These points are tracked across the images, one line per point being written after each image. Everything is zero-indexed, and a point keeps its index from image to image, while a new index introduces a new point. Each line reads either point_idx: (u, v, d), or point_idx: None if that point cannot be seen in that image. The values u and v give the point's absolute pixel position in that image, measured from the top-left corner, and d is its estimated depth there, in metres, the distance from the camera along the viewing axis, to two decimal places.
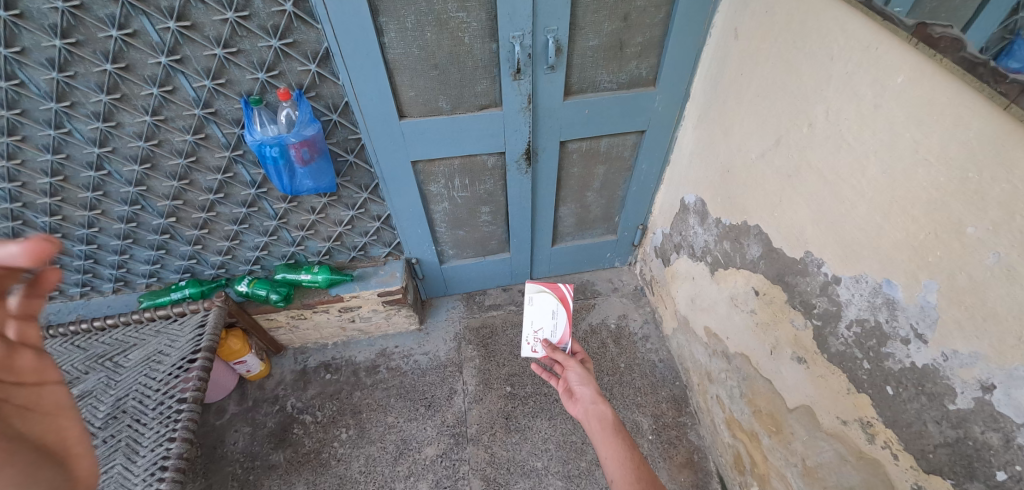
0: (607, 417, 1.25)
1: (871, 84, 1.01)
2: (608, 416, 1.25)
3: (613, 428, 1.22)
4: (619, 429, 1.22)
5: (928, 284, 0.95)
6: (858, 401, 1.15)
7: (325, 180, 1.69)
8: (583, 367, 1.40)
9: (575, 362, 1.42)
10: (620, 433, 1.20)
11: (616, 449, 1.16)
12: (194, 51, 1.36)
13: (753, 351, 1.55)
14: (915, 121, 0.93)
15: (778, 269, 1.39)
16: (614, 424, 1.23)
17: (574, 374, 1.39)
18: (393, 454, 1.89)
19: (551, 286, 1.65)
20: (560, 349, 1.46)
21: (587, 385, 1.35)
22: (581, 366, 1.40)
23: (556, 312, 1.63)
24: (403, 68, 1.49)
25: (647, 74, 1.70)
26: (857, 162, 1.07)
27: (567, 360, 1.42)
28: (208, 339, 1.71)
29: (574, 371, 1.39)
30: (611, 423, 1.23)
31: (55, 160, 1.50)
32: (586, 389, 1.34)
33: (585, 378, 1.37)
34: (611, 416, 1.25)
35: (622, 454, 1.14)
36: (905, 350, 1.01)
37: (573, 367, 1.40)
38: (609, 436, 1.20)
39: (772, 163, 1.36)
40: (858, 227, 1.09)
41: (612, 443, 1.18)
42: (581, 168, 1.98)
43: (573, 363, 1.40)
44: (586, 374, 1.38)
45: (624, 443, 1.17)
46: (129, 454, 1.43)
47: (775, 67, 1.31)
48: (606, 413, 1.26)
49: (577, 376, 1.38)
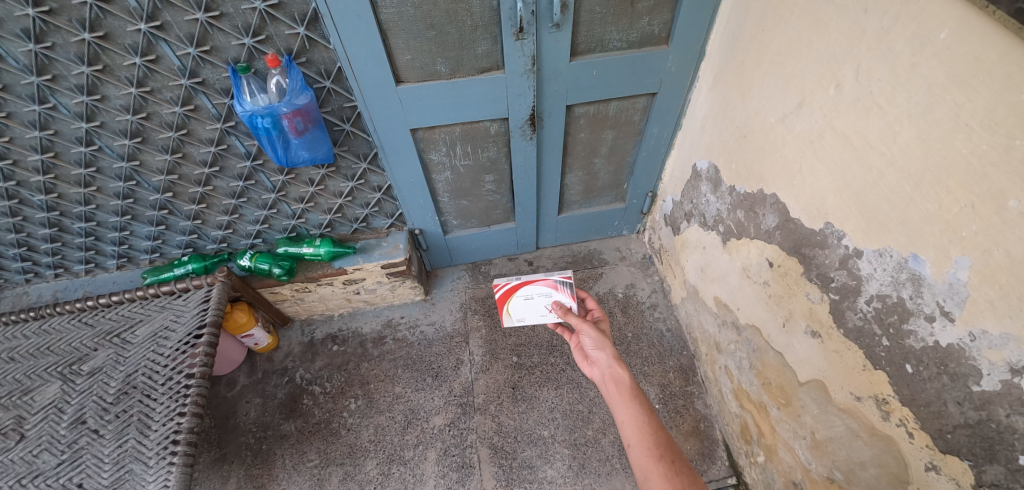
0: (623, 380, 1.23)
1: (910, 40, 0.91)
2: (624, 380, 1.24)
3: (630, 392, 1.20)
4: (636, 393, 1.20)
5: (959, 261, 0.88)
6: (874, 377, 1.12)
7: (322, 150, 1.62)
8: (597, 329, 1.37)
9: (589, 325, 1.38)
10: (636, 396, 1.19)
11: (633, 413, 1.16)
12: (174, 16, 1.27)
13: (763, 323, 1.51)
14: (958, 83, 0.84)
15: (794, 241, 1.32)
16: (630, 387, 1.21)
17: (588, 338, 1.36)
18: (402, 423, 1.92)
19: (503, 305, 1.62)
20: (571, 312, 1.43)
21: (602, 349, 1.33)
22: (595, 329, 1.36)
23: (523, 295, 1.61)
24: (397, 29, 1.38)
25: (659, 31, 1.57)
26: (888, 127, 0.99)
27: (580, 324, 1.39)
28: (212, 314, 1.70)
29: (588, 334, 1.36)
30: (627, 387, 1.21)
31: (44, 136, 1.45)
32: (601, 353, 1.32)
33: (599, 342, 1.34)
34: (628, 379, 1.24)
35: (640, 419, 1.14)
36: (929, 328, 0.97)
37: (587, 330, 1.37)
38: (627, 401, 1.19)
39: (793, 127, 1.26)
40: (885, 199, 1.01)
41: (629, 408, 1.17)
42: (589, 133, 1.88)
43: (587, 326, 1.37)
44: (601, 335, 1.35)
45: (641, 407, 1.17)
46: (142, 428, 1.46)
47: (801, 22, 1.19)
48: (622, 376, 1.25)
49: (591, 339, 1.36)
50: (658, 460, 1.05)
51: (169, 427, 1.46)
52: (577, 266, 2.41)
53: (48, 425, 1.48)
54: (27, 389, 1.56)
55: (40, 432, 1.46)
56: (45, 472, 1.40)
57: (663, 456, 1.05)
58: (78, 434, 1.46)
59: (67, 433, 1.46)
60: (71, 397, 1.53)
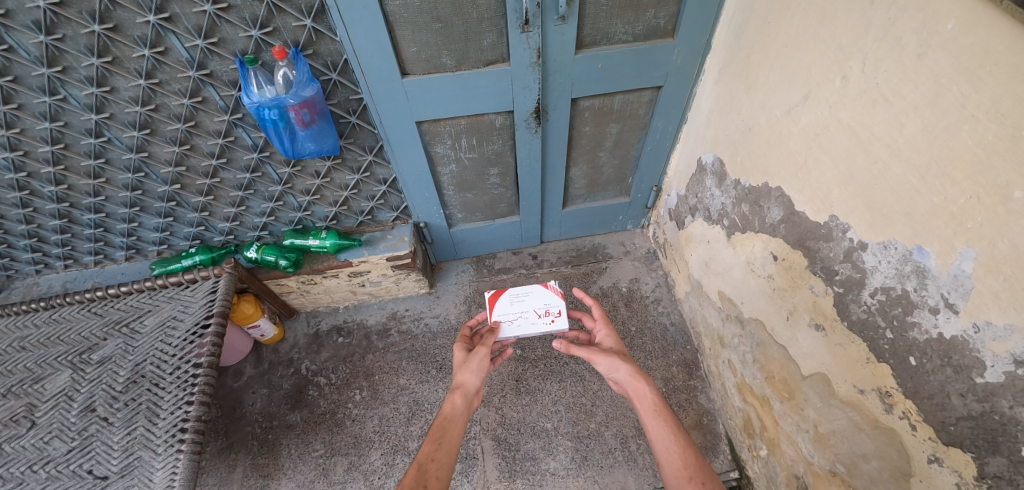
0: (647, 398, 1.23)
1: (917, 31, 0.91)
2: (647, 397, 1.23)
3: (654, 407, 1.21)
4: (661, 409, 1.20)
5: (965, 252, 0.88)
6: (877, 370, 1.12)
7: (328, 142, 1.63)
8: (607, 353, 1.35)
9: (596, 352, 1.35)
10: (662, 413, 1.19)
11: (660, 431, 1.15)
12: (182, 8, 1.28)
13: (767, 316, 1.51)
14: (964, 74, 0.84)
15: (799, 234, 1.32)
16: (655, 404, 1.21)
17: (601, 364, 1.34)
18: (406, 414, 1.94)
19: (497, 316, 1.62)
20: (573, 344, 1.37)
21: (618, 371, 1.32)
22: (604, 355, 1.34)
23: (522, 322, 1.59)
24: (402, 21, 1.39)
25: (665, 24, 1.56)
26: (894, 118, 0.99)
27: (589, 354, 1.35)
28: (220, 305, 1.72)
29: (601, 361, 1.34)
30: (651, 404, 1.21)
31: (54, 128, 1.48)
32: (619, 375, 1.31)
33: (613, 366, 1.33)
34: (650, 394, 1.24)
35: (667, 438, 1.13)
36: (933, 320, 0.97)
37: (597, 358, 1.34)
38: (653, 417, 1.19)
39: (799, 120, 1.26)
40: (890, 190, 1.01)
41: (656, 427, 1.16)
42: (593, 127, 1.88)
43: (596, 354, 1.34)
44: (613, 358, 1.33)
45: (668, 424, 1.17)
46: (150, 416, 1.49)
47: (807, 14, 1.18)
48: (644, 393, 1.24)
49: (604, 364, 1.34)
50: (689, 481, 1.03)
51: (177, 416, 1.49)
52: (581, 261, 2.41)
53: (59, 412, 1.51)
54: (37, 378, 1.58)
55: (51, 420, 1.49)
56: (56, 458, 1.42)
57: (694, 478, 1.04)
58: (88, 422, 1.48)
59: (77, 420, 1.49)
60: (81, 386, 1.55)
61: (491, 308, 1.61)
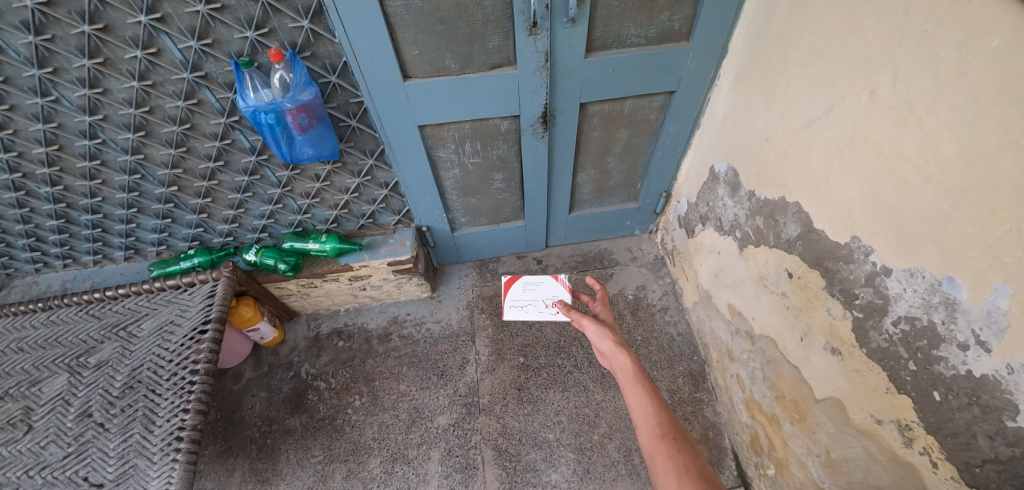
0: (628, 365, 1.20)
1: (957, 47, 0.84)
2: (628, 364, 1.20)
3: (634, 375, 1.17)
4: (640, 375, 1.17)
5: (1000, 288, 0.82)
6: (897, 402, 1.07)
7: (327, 146, 1.58)
8: (596, 321, 1.33)
9: (587, 317, 1.34)
10: (641, 379, 1.16)
11: (637, 394, 1.13)
12: (175, 8, 1.22)
13: (780, 335, 1.46)
14: (1008, 95, 0.77)
15: (816, 253, 1.26)
16: (635, 370, 1.18)
17: (590, 330, 1.33)
18: (406, 422, 1.91)
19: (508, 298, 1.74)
20: (570, 307, 1.39)
21: (604, 339, 1.29)
22: (594, 321, 1.33)
23: (530, 308, 1.71)
24: (405, 23, 1.32)
25: (680, 26, 1.49)
26: (927, 139, 0.92)
27: (580, 317, 1.35)
28: (218, 310, 1.69)
29: (589, 326, 1.33)
30: (631, 371, 1.19)
31: (48, 129, 1.44)
32: (604, 343, 1.29)
33: (600, 333, 1.31)
34: (631, 363, 1.20)
35: (643, 400, 1.12)
36: (962, 356, 0.92)
37: (586, 323, 1.34)
38: (631, 382, 1.16)
39: (821, 134, 1.18)
40: (919, 215, 0.95)
41: (634, 390, 1.14)
42: (602, 132, 1.81)
43: (586, 319, 1.34)
44: (600, 327, 1.31)
45: (645, 388, 1.14)
46: (146, 423, 1.47)
47: (833, 21, 1.11)
48: (626, 361, 1.21)
49: (593, 331, 1.33)
50: (660, 439, 1.03)
51: (173, 423, 1.47)
52: (586, 266, 2.36)
53: (55, 417, 1.49)
54: (35, 380, 1.57)
55: (47, 424, 1.48)
56: (52, 464, 1.41)
57: (665, 435, 1.03)
58: (84, 427, 1.47)
59: (74, 426, 1.47)
60: (78, 390, 1.54)
61: (506, 294, 1.76)
